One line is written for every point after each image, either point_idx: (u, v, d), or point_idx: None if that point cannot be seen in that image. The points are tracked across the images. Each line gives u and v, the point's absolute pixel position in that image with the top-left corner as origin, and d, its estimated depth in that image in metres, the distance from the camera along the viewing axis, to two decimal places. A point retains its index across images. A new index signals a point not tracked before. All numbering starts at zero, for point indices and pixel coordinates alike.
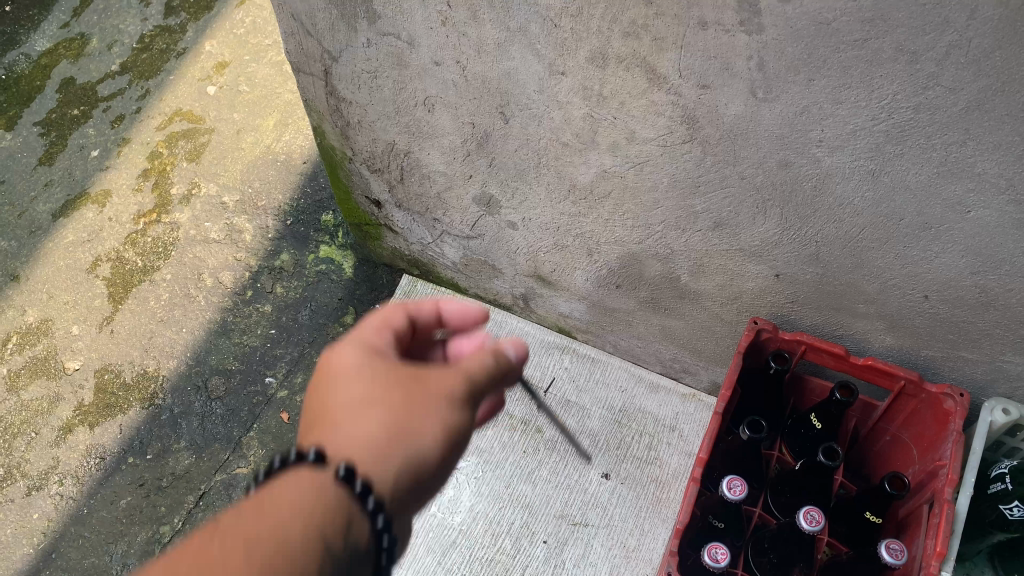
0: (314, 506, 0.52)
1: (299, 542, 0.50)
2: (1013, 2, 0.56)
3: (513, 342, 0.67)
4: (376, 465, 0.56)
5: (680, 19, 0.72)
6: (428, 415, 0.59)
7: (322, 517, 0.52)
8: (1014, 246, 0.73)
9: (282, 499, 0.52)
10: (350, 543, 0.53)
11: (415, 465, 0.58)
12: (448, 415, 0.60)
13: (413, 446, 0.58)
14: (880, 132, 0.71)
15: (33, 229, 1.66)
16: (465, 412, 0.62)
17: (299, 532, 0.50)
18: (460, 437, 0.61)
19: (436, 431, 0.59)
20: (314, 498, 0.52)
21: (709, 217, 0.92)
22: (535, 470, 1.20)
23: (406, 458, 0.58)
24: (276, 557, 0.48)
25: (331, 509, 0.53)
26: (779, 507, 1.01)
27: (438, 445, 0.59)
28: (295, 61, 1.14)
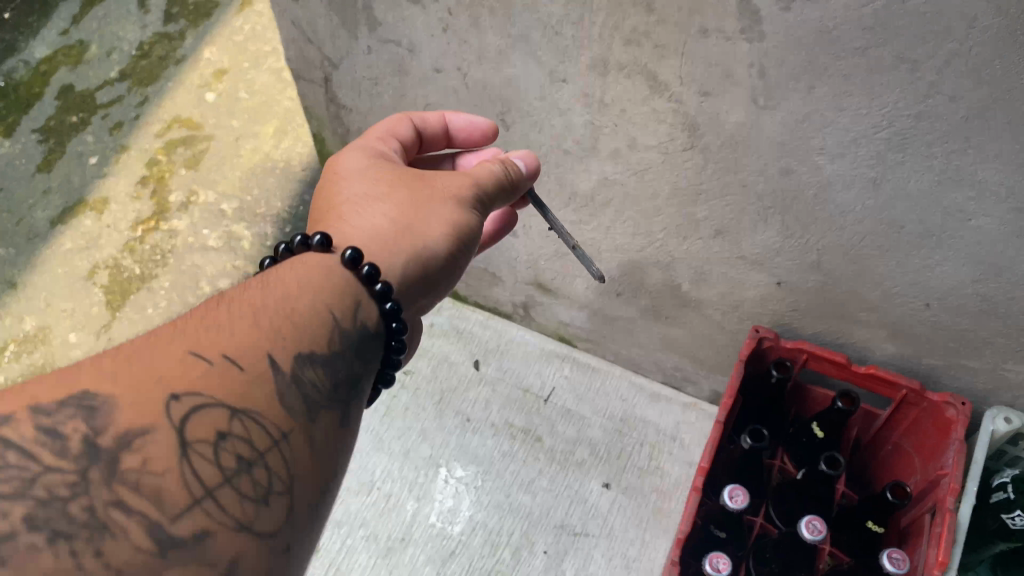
0: (268, 331, 0.56)
1: (303, 315, 0.59)
2: (1013, 10, 0.56)
3: (523, 157, 0.82)
4: (387, 247, 0.70)
5: (681, 27, 0.72)
6: (435, 213, 0.74)
7: (330, 293, 0.62)
8: (1015, 254, 0.73)
9: (293, 272, 0.62)
10: (357, 323, 0.62)
11: (421, 255, 0.72)
12: (452, 216, 0.74)
13: (417, 236, 0.72)
14: (881, 140, 0.71)
15: (31, 235, 1.65)
16: (467, 215, 0.75)
17: (304, 310, 0.59)
18: (464, 229, 0.75)
19: (440, 227, 0.73)
20: (323, 276, 0.63)
21: (711, 225, 0.92)
22: (535, 480, 1.19)
23: (411, 245, 0.71)
24: (284, 326, 0.57)
25: (337, 291, 0.62)
26: (781, 517, 1.00)
27: (444, 237, 0.73)
28: (296, 68, 1.15)
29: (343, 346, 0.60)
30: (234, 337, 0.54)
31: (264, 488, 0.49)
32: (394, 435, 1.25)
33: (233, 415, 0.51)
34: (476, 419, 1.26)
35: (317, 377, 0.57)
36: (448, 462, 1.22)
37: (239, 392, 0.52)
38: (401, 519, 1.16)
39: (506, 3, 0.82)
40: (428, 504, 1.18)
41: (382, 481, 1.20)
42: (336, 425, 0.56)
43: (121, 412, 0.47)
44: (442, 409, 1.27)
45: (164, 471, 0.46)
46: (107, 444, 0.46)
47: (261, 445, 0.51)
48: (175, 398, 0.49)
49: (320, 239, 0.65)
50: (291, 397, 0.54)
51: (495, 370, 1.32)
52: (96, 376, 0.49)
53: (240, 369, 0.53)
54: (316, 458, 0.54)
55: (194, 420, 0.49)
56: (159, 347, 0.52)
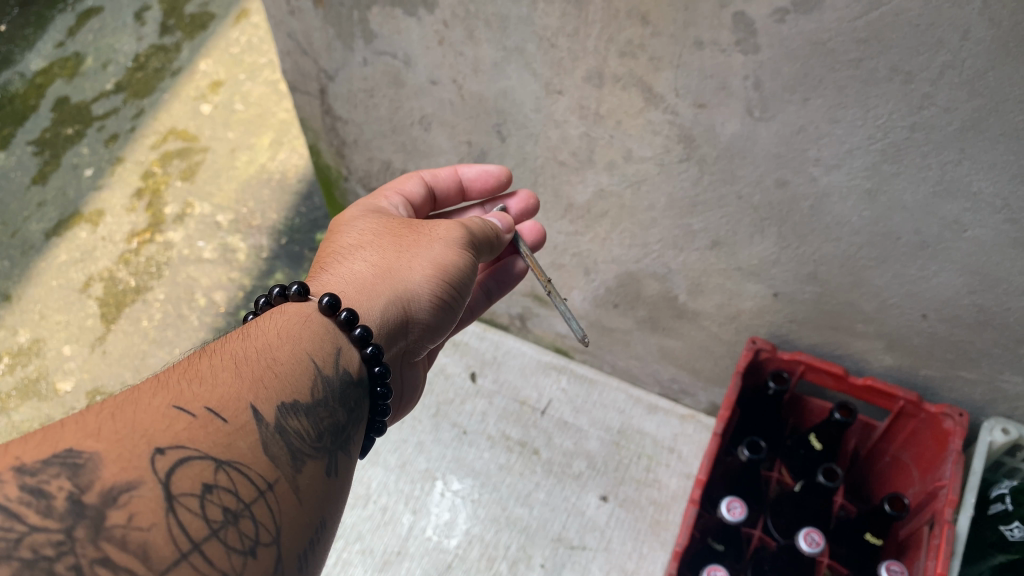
0: (255, 381, 0.55)
1: (284, 367, 0.58)
2: (1006, 22, 0.56)
3: (500, 217, 0.86)
4: (372, 288, 0.71)
5: (677, 39, 0.72)
6: (422, 256, 0.75)
7: (310, 343, 0.62)
8: (1012, 266, 0.73)
9: (273, 326, 0.62)
10: (335, 370, 0.62)
11: (406, 295, 0.72)
12: (440, 259, 0.75)
13: (402, 278, 0.73)
14: (876, 151, 0.71)
15: (26, 248, 1.65)
16: (455, 258, 0.76)
17: (284, 360, 0.59)
18: (453, 271, 0.75)
19: (425, 269, 0.74)
20: (304, 325, 0.63)
21: (707, 236, 0.92)
22: (532, 492, 1.19)
23: (396, 285, 0.72)
24: (265, 376, 0.56)
25: (317, 339, 0.62)
26: (778, 529, 0.99)
27: (429, 279, 0.74)
28: (291, 79, 1.15)
29: (323, 395, 0.59)
30: (217, 390, 0.53)
31: (250, 538, 0.47)
32: (390, 448, 1.24)
33: (219, 465, 0.49)
34: (473, 431, 1.26)
35: (300, 426, 0.56)
36: (445, 475, 1.21)
37: (224, 443, 0.50)
38: (398, 533, 1.15)
39: (501, 16, 0.83)
40: (424, 518, 1.17)
41: (378, 494, 1.19)
42: (320, 475, 0.55)
43: (105, 467, 0.44)
44: (438, 421, 1.27)
45: (152, 524, 0.43)
46: (92, 499, 0.43)
47: (248, 496, 0.49)
48: (160, 451, 0.47)
49: (297, 287, 0.66)
50: (276, 446, 0.53)
51: (491, 382, 1.31)
52: (76, 435, 0.46)
53: (224, 420, 0.51)
54: (302, 508, 0.52)
55: (181, 472, 0.46)
56: (139, 402, 0.50)
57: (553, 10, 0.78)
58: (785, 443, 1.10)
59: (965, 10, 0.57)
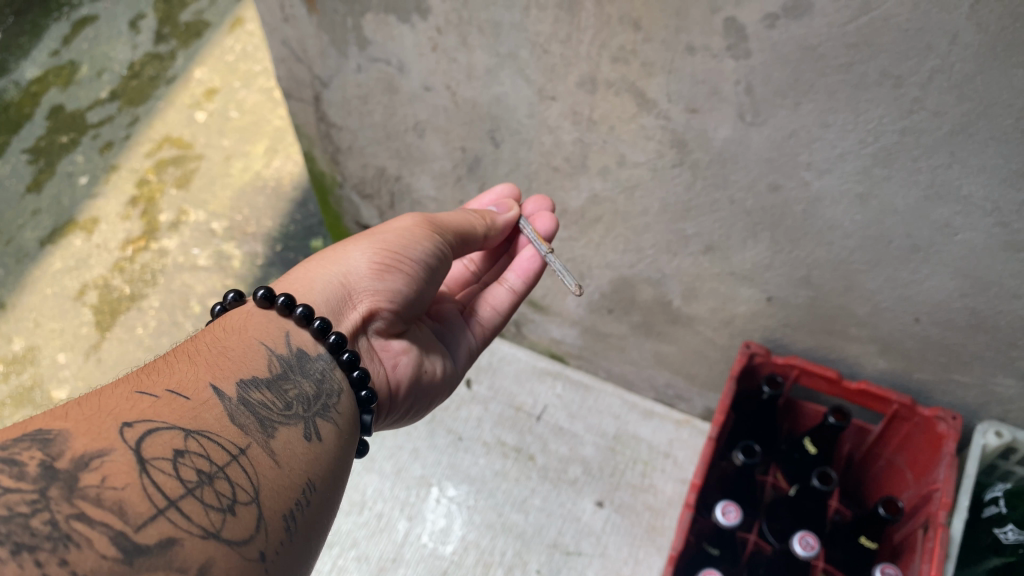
0: (206, 365, 0.57)
1: (238, 350, 0.60)
2: (994, 27, 0.57)
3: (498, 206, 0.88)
4: (310, 274, 0.72)
5: (668, 45, 0.73)
6: (365, 239, 0.76)
7: (261, 331, 0.64)
8: (1002, 269, 0.74)
9: (227, 322, 0.64)
10: (290, 349, 0.64)
11: (344, 273, 0.72)
12: (382, 237, 0.76)
13: (342, 259, 0.74)
14: (867, 155, 0.71)
15: (20, 256, 1.64)
16: (401, 234, 0.76)
17: (236, 345, 0.61)
18: (397, 243, 0.75)
19: (366, 248, 0.75)
20: (247, 317, 0.65)
21: (700, 241, 0.92)
22: (528, 498, 1.19)
23: (335, 266, 0.73)
24: (220, 360, 0.58)
25: (263, 326, 0.65)
26: (774, 533, 1.00)
27: (370, 254, 0.74)
28: (286, 87, 1.16)
29: (282, 369, 0.61)
30: (175, 375, 0.55)
31: (228, 496, 0.48)
32: (385, 455, 1.24)
33: (189, 433, 0.50)
34: (468, 437, 1.26)
35: (264, 398, 0.58)
36: (440, 481, 1.21)
37: (190, 416, 0.51)
38: (393, 540, 1.15)
39: (494, 23, 0.83)
40: (419, 524, 1.17)
41: (373, 501, 1.19)
42: (296, 440, 0.57)
43: (74, 439, 0.45)
44: (434, 428, 1.27)
45: (126, 483, 0.44)
46: (64, 465, 0.44)
47: (220, 460, 0.50)
48: (128, 424, 0.48)
49: (233, 294, 0.68)
50: (242, 416, 0.55)
51: (486, 389, 1.31)
52: (44, 419, 0.47)
53: (186, 398, 0.53)
54: (279, 470, 0.54)
55: (151, 440, 0.48)
56: (102, 391, 0.51)
57: (545, 16, 0.78)
58: (780, 447, 1.10)
59: (952, 14, 0.58)
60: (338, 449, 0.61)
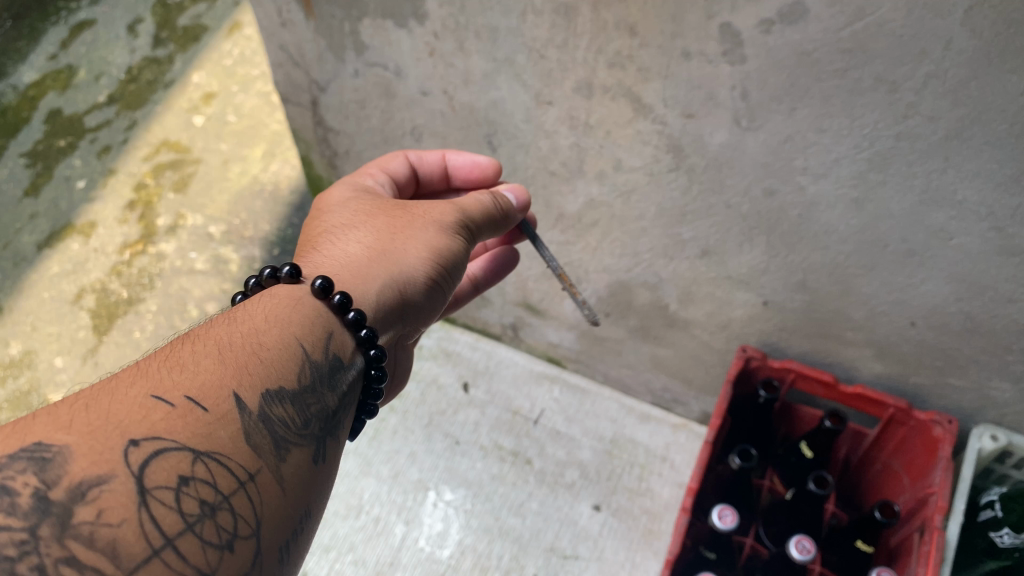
0: (235, 367, 0.55)
1: (269, 352, 0.58)
2: (987, 33, 0.57)
3: (513, 192, 0.85)
4: (367, 270, 0.70)
5: (664, 50, 0.73)
6: (418, 238, 0.75)
7: (298, 327, 0.61)
8: (997, 273, 0.74)
9: (261, 308, 0.61)
10: (322, 355, 0.61)
11: (401, 278, 0.72)
12: (434, 242, 0.75)
13: (397, 260, 0.73)
14: (862, 160, 0.72)
15: (17, 259, 1.64)
16: (448, 242, 0.77)
17: (270, 344, 0.58)
18: (447, 253, 0.76)
19: (421, 252, 0.74)
20: (294, 309, 0.62)
21: (697, 245, 0.93)
22: (525, 502, 1.19)
23: (392, 268, 0.72)
24: (249, 362, 0.56)
25: (305, 322, 0.62)
26: (770, 537, 1.00)
27: (425, 261, 0.74)
28: (283, 91, 1.16)
29: (310, 380, 0.59)
30: (198, 377, 0.52)
31: (228, 531, 0.47)
32: (382, 459, 1.24)
33: (197, 456, 0.48)
34: (465, 441, 1.26)
35: (284, 413, 0.55)
36: (437, 485, 1.21)
37: (203, 434, 0.49)
38: (390, 544, 1.15)
39: (491, 28, 0.83)
40: (416, 528, 1.16)
41: (370, 505, 1.19)
42: (304, 464, 0.55)
43: (75, 461, 0.44)
44: (431, 431, 1.27)
45: (123, 520, 0.43)
46: (59, 496, 0.42)
47: (226, 488, 0.48)
48: (136, 443, 0.46)
49: (288, 269, 0.65)
50: (257, 435, 0.52)
51: (483, 392, 1.32)
52: (47, 427, 0.45)
53: (204, 410, 0.50)
54: (284, 498, 0.52)
55: (156, 464, 0.46)
56: (116, 391, 0.49)
57: (542, 22, 0.79)
58: (777, 451, 1.10)
59: (946, 20, 0.58)
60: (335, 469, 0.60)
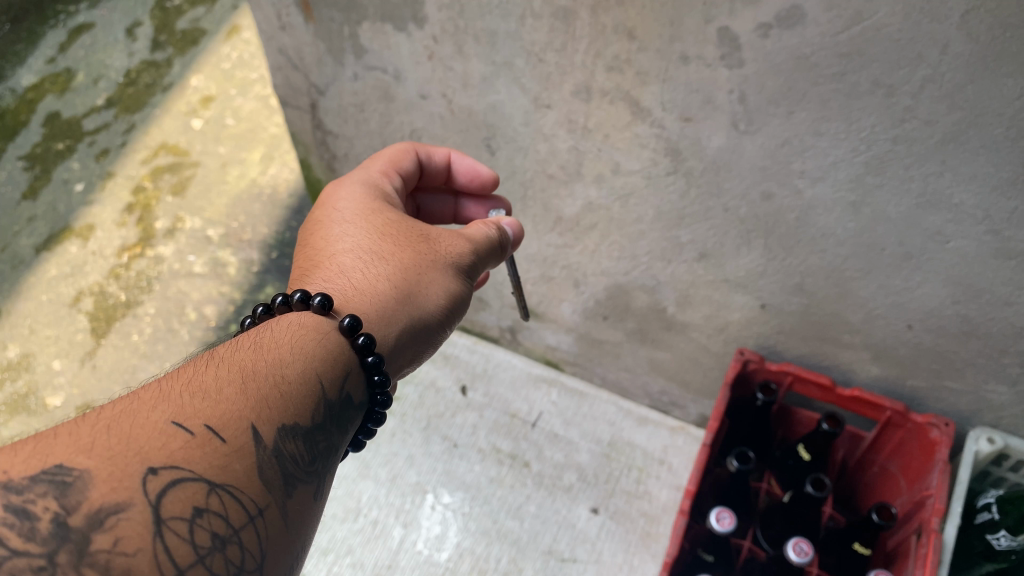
0: (257, 400, 0.53)
1: (291, 387, 0.56)
2: (984, 37, 0.58)
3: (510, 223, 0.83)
4: (387, 311, 0.68)
5: (663, 54, 0.74)
6: (434, 275, 0.72)
7: (319, 361, 0.59)
8: (993, 276, 0.74)
9: (283, 335, 0.59)
10: (337, 391, 0.59)
11: (419, 321, 0.70)
12: (450, 282, 0.73)
13: (417, 302, 0.70)
14: (859, 163, 0.72)
15: (15, 262, 1.64)
16: (460, 281, 0.75)
17: (291, 379, 0.56)
18: (460, 293, 0.74)
19: (439, 292, 0.72)
20: (319, 343, 0.60)
21: (694, 248, 0.93)
22: (523, 505, 1.19)
23: (412, 309, 0.69)
24: (270, 396, 0.54)
25: (326, 358, 0.59)
26: (767, 539, 1.00)
27: (440, 306, 0.72)
28: (282, 94, 1.16)
29: (324, 417, 0.57)
30: (219, 407, 0.51)
31: (236, 567, 0.47)
32: (381, 461, 1.24)
33: (212, 488, 0.48)
34: (463, 444, 1.26)
35: (297, 449, 0.54)
36: (435, 488, 1.21)
37: (220, 465, 0.48)
38: (388, 546, 1.15)
39: (490, 32, 0.84)
40: (415, 531, 1.16)
41: (369, 508, 1.19)
42: (311, 500, 0.54)
43: (94, 487, 0.44)
44: (429, 434, 1.27)
45: (138, 549, 0.43)
46: (78, 522, 0.43)
47: (237, 522, 0.48)
48: (153, 471, 0.46)
49: (300, 295, 0.62)
50: (270, 470, 0.51)
51: (481, 395, 1.32)
52: (68, 449, 0.45)
53: (221, 441, 0.49)
54: (290, 536, 0.51)
55: (172, 495, 0.46)
56: (137, 414, 0.48)
57: (541, 26, 0.79)
58: (774, 454, 1.11)
59: (943, 24, 0.58)
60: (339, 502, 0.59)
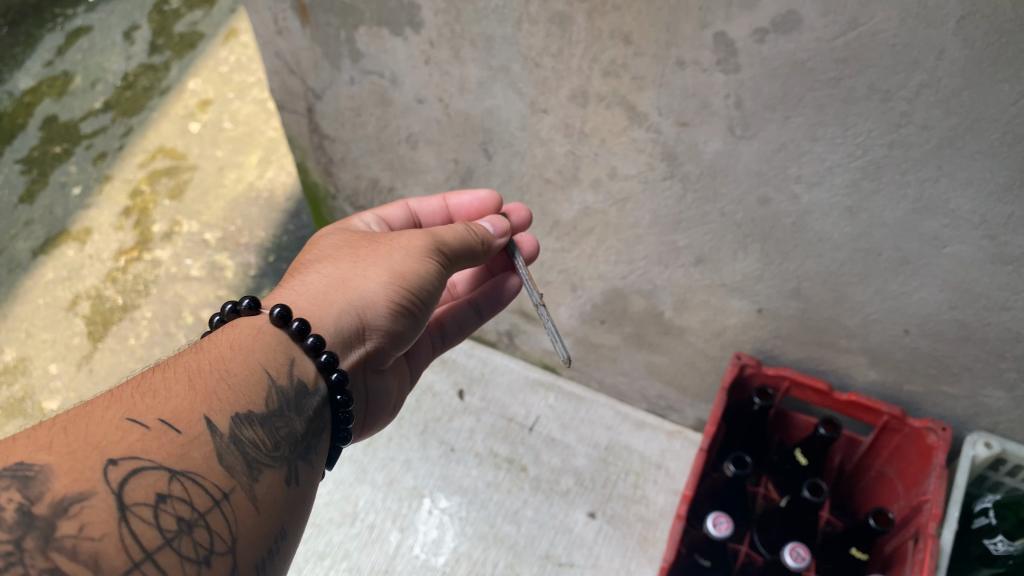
0: (207, 394, 0.55)
1: (237, 379, 0.58)
2: (980, 43, 0.58)
3: (494, 223, 0.84)
4: (324, 298, 0.70)
5: (659, 59, 0.74)
6: (380, 265, 0.74)
7: (263, 355, 0.62)
8: (990, 281, 0.74)
9: (227, 338, 0.62)
10: (289, 381, 0.62)
11: (359, 303, 0.70)
12: (396, 266, 0.73)
13: (357, 288, 0.72)
14: (856, 168, 0.72)
15: (12, 266, 1.64)
16: (415, 264, 0.74)
17: (236, 373, 0.59)
18: (413, 278, 0.73)
19: (383, 277, 0.72)
20: (255, 337, 0.63)
21: (691, 253, 0.93)
22: (520, 509, 1.19)
23: (351, 294, 0.71)
24: (219, 388, 0.56)
25: (268, 351, 0.62)
26: (765, 544, 1.00)
27: (385, 289, 0.72)
28: (279, 98, 1.16)
29: (278, 405, 0.60)
30: (172, 402, 0.53)
31: (205, 548, 0.48)
32: (378, 466, 1.24)
33: (173, 475, 0.49)
34: (460, 448, 1.26)
35: (254, 436, 0.56)
36: (432, 492, 1.21)
37: (179, 454, 0.50)
38: (385, 551, 1.15)
39: (487, 36, 0.84)
40: (411, 536, 1.16)
41: (365, 512, 1.19)
42: (277, 484, 0.56)
43: (56, 478, 0.45)
44: (426, 439, 1.27)
45: (104, 533, 0.44)
46: (43, 511, 0.43)
47: (202, 505, 0.49)
48: (113, 462, 0.47)
49: (249, 301, 0.66)
50: (229, 456, 0.53)
51: (479, 400, 1.32)
52: (29, 448, 0.46)
53: (177, 432, 0.51)
54: (259, 517, 0.53)
55: (134, 482, 0.47)
56: (92, 415, 0.50)
57: (537, 30, 0.79)
58: (771, 458, 1.10)
59: (939, 30, 0.58)
60: (311, 490, 0.61)
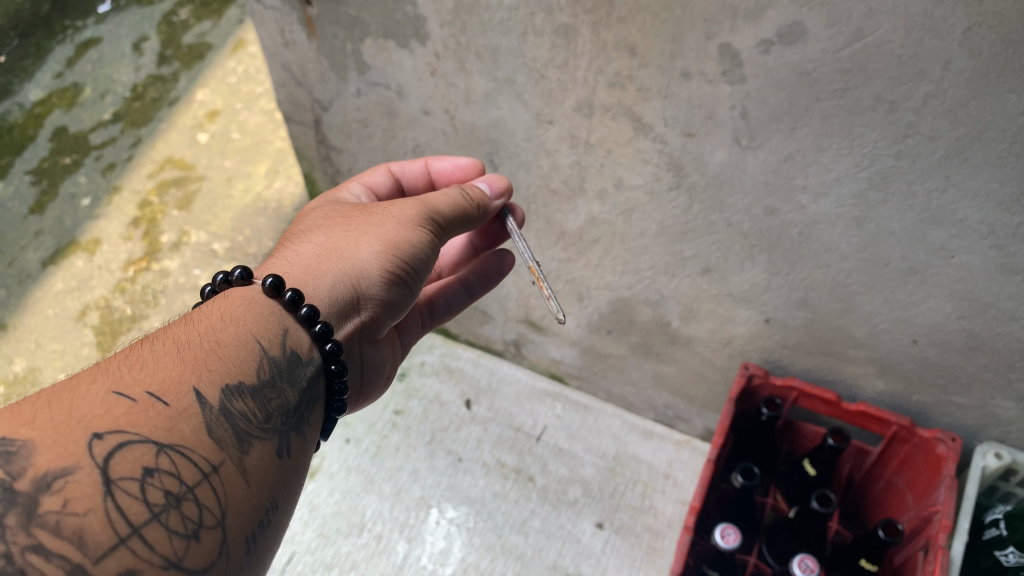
0: (195, 364, 0.55)
1: (228, 350, 0.58)
2: (986, 53, 0.57)
3: (490, 181, 0.83)
4: (318, 267, 0.70)
5: (664, 70, 0.74)
6: (373, 234, 0.74)
7: (256, 325, 0.62)
8: (1000, 291, 0.74)
9: (218, 308, 0.62)
10: (283, 351, 0.62)
11: (354, 272, 0.71)
12: (387, 234, 0.73)
13: (351, 257, 0.72)
14: (863, 178, 0.72)
15: (22, 277, 1.65)
16: (407, 232, 0.74)
17: (229, 343, 0.59)
18: (407, 246, 0.73)
19: (375, 246, 0.73)
20: (248, 306, 0.63)
21: (698, 263, 0.93)
22: (527, 520, 1.18)
23: (344, 263, 0.71)
24: (209, 359, 0.57)
25: (262, 321, 0.62)
26: (773, 556, 1.01)
27: (378, 256, 0.72)
28: (286, 110, 1.17)
29: (270, 376, 0.60)
30: (159, 374, 0.53)
31: (195, 521, 0.48)
32: (385, 477, 1.24)
33: (161, 448, 0.49)
34: (467, 458, 1.25)
35: (245, 408, 0.57)
36: (440, 502, 1.21)
37: (166, 427, 0.50)
38: (392, 562, 1.14)
39: (492, 48, 0.84)
40: (418, 546, 1.16)
41: (373, 523, 1.18)
42: (269, 455, 0.56)
43: (39, 453, 0.44)
44: (433, 448, 1.27)
45: (88, 509, 0.43)
46: (25, 487, 0.43)
47: (191, 480, 0.49)
48: (99, 436, 0.47)
49: (241, 271, 0.66)
50: (220, 428, 0.53)
51: (486, 409, 1.32)
52: (10, 423, 0.46)
53: (165, 405, 0.51)
54: (249, 490, 0.53)
55: (120, 456, 0.47)
56: (78, 389, 0.50)
57: (542, 42, 0.79)
58: (780, 469, 1.10)
59: (945, 41, 0.58)
60: (303, 465, 0.61)
